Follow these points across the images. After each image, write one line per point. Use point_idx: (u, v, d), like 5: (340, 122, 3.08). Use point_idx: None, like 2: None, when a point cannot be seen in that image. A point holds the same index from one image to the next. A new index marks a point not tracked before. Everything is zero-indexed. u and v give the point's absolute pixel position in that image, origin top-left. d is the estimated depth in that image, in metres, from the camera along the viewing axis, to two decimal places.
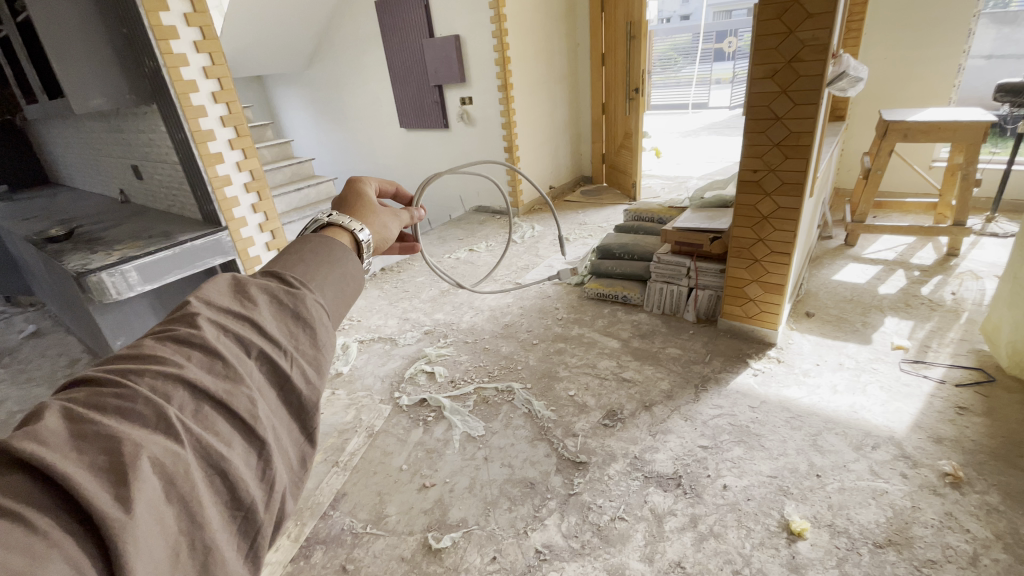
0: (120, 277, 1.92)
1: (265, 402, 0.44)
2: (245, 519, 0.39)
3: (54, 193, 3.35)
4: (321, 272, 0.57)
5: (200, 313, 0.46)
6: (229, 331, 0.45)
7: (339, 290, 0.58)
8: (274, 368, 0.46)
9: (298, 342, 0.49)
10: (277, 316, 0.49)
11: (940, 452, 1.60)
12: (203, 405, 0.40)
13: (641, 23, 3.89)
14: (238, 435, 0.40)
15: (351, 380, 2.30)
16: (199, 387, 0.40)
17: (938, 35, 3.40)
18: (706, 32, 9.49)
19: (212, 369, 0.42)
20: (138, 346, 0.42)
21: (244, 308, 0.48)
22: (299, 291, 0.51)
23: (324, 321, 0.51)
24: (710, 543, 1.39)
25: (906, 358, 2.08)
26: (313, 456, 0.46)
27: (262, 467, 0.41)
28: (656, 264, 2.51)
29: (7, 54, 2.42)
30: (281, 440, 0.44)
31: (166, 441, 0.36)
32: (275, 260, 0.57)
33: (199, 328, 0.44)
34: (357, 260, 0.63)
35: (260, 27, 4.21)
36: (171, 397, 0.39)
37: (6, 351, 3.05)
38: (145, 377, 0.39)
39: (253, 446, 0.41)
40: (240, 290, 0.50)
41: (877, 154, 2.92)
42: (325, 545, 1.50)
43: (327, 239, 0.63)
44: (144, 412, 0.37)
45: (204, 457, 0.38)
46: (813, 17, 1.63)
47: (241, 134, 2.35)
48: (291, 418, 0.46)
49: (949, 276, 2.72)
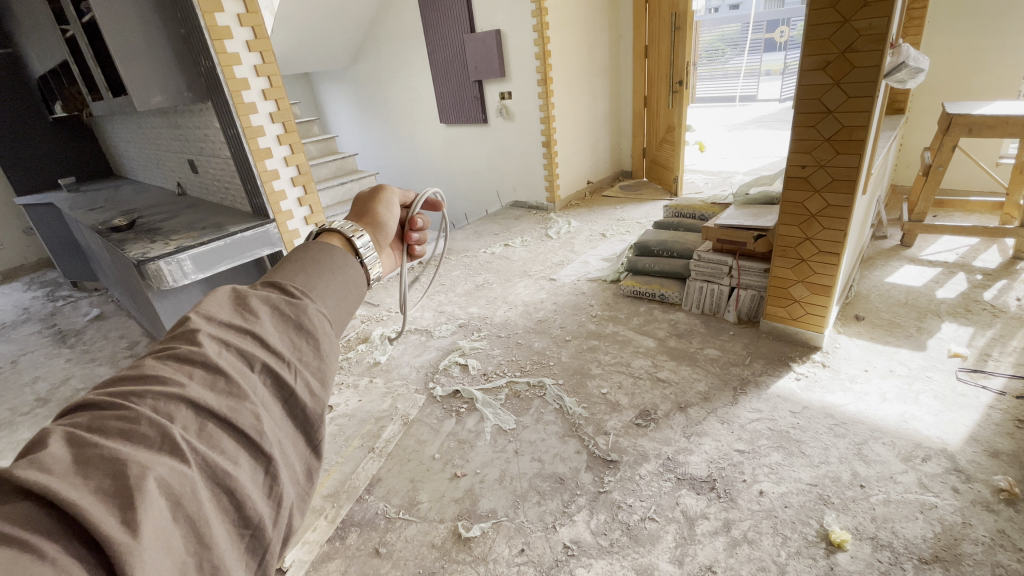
0: (177, 265, 2.04)
1: (269, 416, 0.46)
2: (253, 536, 0.41)
3: (117, 185, 3.59)
4: (322, 281, 0.60)
5: (201, 330, 0.48)
6: (231, 346, 0.48)
7: (340, 297, 0.60)
8: (278, 380, 0.48)
9: (302, 353, 0.51)
10: (278, 327, 0.52)
11: (996, 466, 1.51)
12: (207, 424, 0.42)
13: (685, 14, 3.77)
14: (244, 452, 0.43)
15: (388, 369, 2.36)
16: (202, 406, 0.42)
17: (1011, 22, 3.15)
18: (756, 21, 9.12)
19: (215, 386, 0.44)
20: (141, 366, 0.44)
21: (245, 321, 0.51)
22: (300, 302, 0.54)
23: (325, 331, 0.54)
24: (743, 549, 1.36)
25: (963, 367, 1.96)
26: (318, 468, 0.49)
27: (269, 483, 0.43)
28: (697, 262, 2.45)
29: (75, 54, 2.59)
30: (289, 455, 0.46)
31: (171, 462, 0.38)
32: (277, 270, 0.60)
33: (200, 345, 0.46)
34: (357, 266, 0.66)
35: (307, 26, 4.33)
36: (174, 417, 0.41)
37: (75, 331, 3.30)
38: (147, 399, 0.41)
39: (259, 463, 0.43)
40: (241, 303, 0.52)
41: (940, 149, 2.73)
42: (359, 528, 1.56)
43: (326, 247, 0.66)
44: (148, 433, 0.39)
45: (210, 477, 0.40)
46: (870, 5, 1.55)
47: (288, 130, 2.44)
48: (297, 431, 0.48)
49: (1014, 280, 2.54)
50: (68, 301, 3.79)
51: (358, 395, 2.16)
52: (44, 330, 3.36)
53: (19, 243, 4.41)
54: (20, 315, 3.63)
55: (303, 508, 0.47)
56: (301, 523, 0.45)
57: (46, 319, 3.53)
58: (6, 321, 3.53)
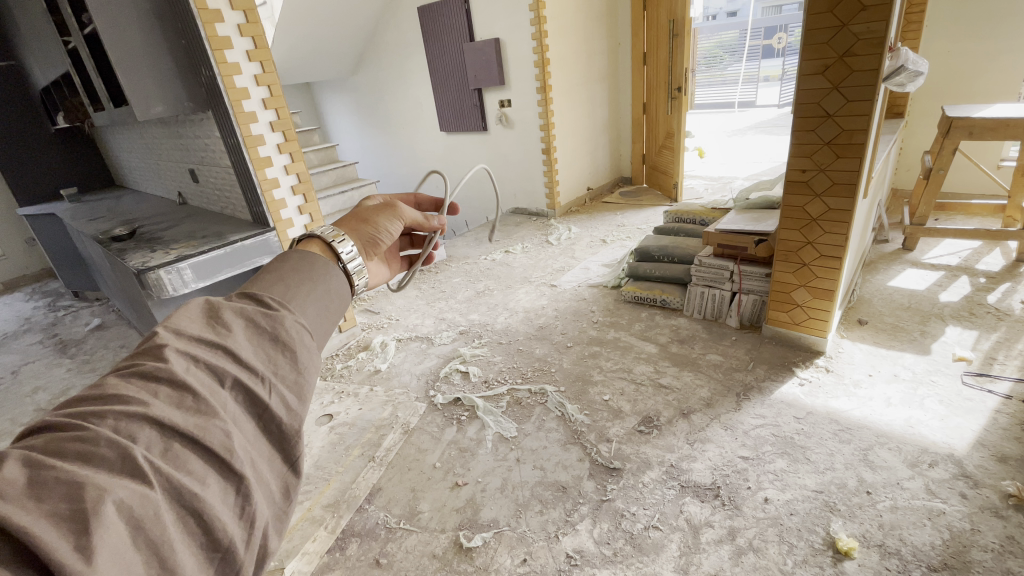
0: (176, 274, 2.03)
1: (241, 434, 0.45)
2: (223, 560, 0.40)
3: (119, 195, 3.60)
4: (301, 292, 0.59)
5: (168, 345, 0.46)
6: (200, 361, 0.46)
7: (321, 308, 0.59)
8: (251, 396, 0.47)
9: (277, 367, 0.50)
10: (254, 341, 0.51)
11: (1004, 471, 1.48)
12: (172, 444, 0.41)
13: (683, 21, 3.79)
14: (213, 472, 0.41)
15: (388, 377, 2.35)
16: (167, 425, 0.41)
17: (1008, 26, 3.16)
18: (755, 27, 9.25)
19: (182, 404, 0.43)
20: (102, 386, 0.43)
21: (217, 335, 0.49)
22: (276, 314, 0.53)
23: (304, 343, 0.53)
24: (749, 558, 1.34)
25: (969, 371, 1.94)
26: (296, 486, 0.48)
27: (241, 504, 0.42)
28: (698, 266, 2.44)
29: (77, 65, 2.60)
30: (263, 473, 0.46)
31: (133, 484, 0.37)
32: (255, 280, 0.59)
33: (167, 361, 0.45)
34: (339, 275, 0.65)
35: (307, 36, 4.35)
36: (137, 437, 0.40)
37: (76, 341, 3.29)
38: (107, 419, 0.40)
39: (229, 483, 0.42)
40: (213, 316, 0.51)
41: (940, 152, 2.71)
42: (360, 539, 1.54)
43: (306, 255, 0.65)
44: (108, 455, 0.38)
45: (176, 498, 0.39)
46: (867, 9, 1.55)
47: (289, 139, 2.45)
48: (273, 448, 0.48)
49: (1019, 283, 2.52)
50: (69, 311, 3.79)
51: (359, 403, 2.14)
52: (45, 340, 3.36)
53: (22, 253, 4.42)
54: (21, 325, 3.62)
55: (281, 528, 0.46)
56: (277, 545, 0.44)
57: (47, 329, 3.52)
58: (8, 332, 3.53)
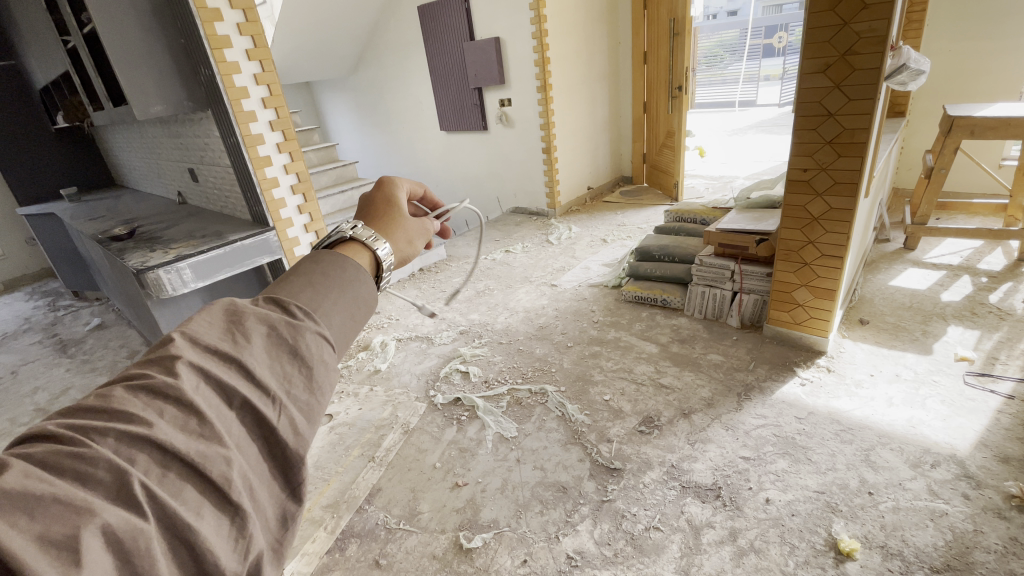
0: (175, 274, 2.02)
1: (243, 460, 0.43)
2: None
3: (119, 195, 3.58)
4: (329, 300, 0.57)
5: (182, 355, 0.44)
6: (211, 377, 0.44)
7: (347, 316, 0.58)
8: (260, 417, 0.45)
9: (292, 385, 0.48)
10: (272, 353, 0.49)
11: (1007, 472, 1.48)
12: (171, 469, 0.39)
13: (684, 20, 3.78)
14: (210, 501, 0.39)
15: (388, 377, 2.34)
16: (168, 449, 0.39)
17: (1009, 25, 3.15)
18: (755, 27, 9.26)
19: (186, 427, 0.41)
20: (108, 396, 0.41)
21: (234, 345, 0.47)
22: (300, 325, 0.51)
23: (322, 359, 0.51)
24: (750, 559, 1.33)
25: (971, 371, 1.93)
26: (295, 515, 0.46)
27: (236, 535, 0.40)
28: (699, 266, 2.43)
29: (76, 64, 2.59)
30: (261, 502, 0.43)
31: (126, 514, 0.35)
32: (284, 282, 0.57)
33: (177, 376, 0.43)
34: (370, 281, 0.63)
35: (307, 35, 4.35)
36: (135, 461, 0.38)
37: (75, 341, 3.29)
38: (109, 438, 0.38)
39: (225, 512, 0.40)
40: (235, 323, 0.49)
41: (941, 151, 2.71)
42: (359, 539, 1.53)
43: (339, 258, 0.63)
44: (104, 479, 0.36)
45: (170, 529, 0.37)
46: (869, 7, 1.54)
47: (288, 138, 2.44)
48: (274, 474, 0.45)
49: (1020, 283, 2.51)
50: (69, 310, 3.79)
51: (358, 403, 2.13)
52: (44, 339, 3.36)
53: (21, 252, 4.41)
54: (21, 325, 3.62)
55: (278, 558, 0.43)
56: None
57: (47, 329, 3.52)
58: (8, 331, 3.53)
